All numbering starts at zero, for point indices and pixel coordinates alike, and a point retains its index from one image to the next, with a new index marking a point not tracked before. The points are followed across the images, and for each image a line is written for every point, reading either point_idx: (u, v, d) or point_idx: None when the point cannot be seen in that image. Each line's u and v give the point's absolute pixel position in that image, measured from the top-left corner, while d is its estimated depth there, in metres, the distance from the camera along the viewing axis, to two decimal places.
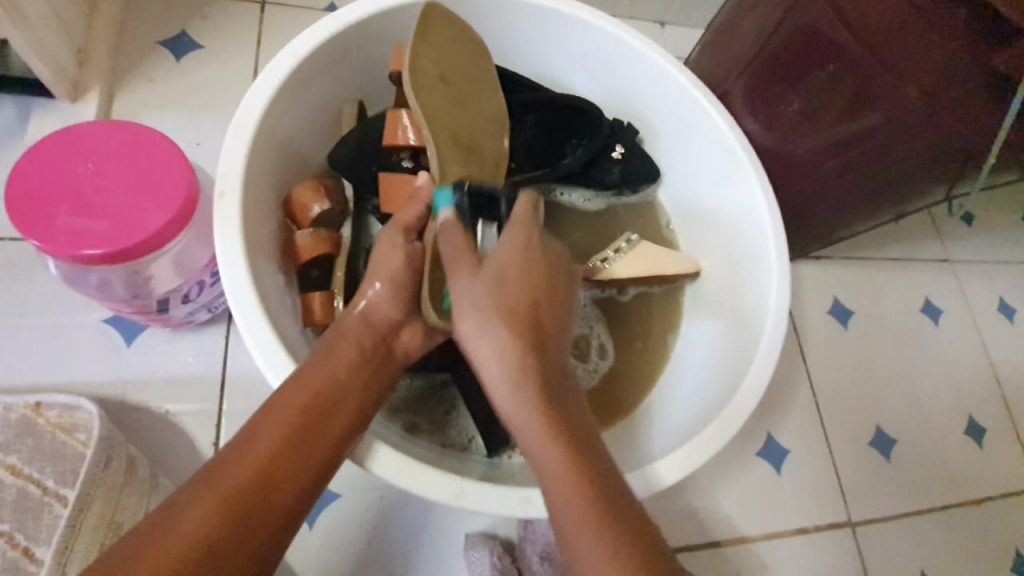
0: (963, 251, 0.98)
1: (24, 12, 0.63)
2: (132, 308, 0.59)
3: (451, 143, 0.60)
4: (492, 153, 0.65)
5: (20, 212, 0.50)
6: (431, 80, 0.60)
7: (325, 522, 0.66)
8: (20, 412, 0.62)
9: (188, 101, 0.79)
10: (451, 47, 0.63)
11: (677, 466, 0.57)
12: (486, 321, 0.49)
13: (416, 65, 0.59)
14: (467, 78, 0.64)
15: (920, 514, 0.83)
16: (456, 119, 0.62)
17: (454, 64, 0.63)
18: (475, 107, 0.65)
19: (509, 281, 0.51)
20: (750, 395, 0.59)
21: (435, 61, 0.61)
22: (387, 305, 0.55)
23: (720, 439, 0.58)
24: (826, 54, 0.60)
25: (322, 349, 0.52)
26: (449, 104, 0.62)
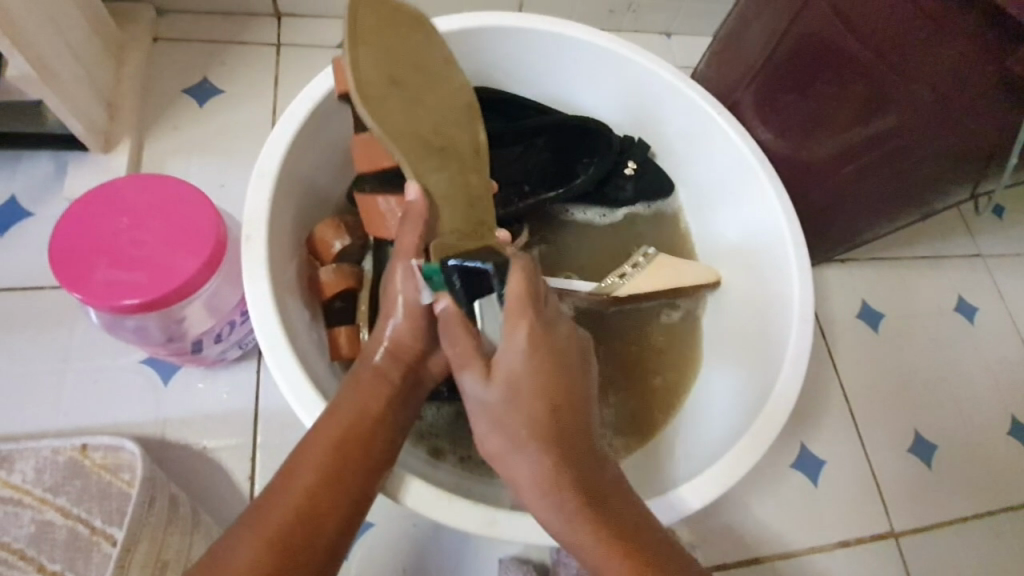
0: (995, 244, 0.95)
1: (56, 73, 0.67)
2: (168, 350, 0.62)
3: (422, 152, 0.55)
4: (467, 146, 0.60)
5: (62, 268, 0.53)
6: (381, 86, 0.54)
7: (360, 552, 0.67)
8: (68, 455, 0.64)
9: (212, 145, 0.82)
10: (390, 41, 0.56)
11: (693, 492, 0.55)
12: (541, 465, 0.47)
13: (359, 74, 0.53)
14: (418, 66, 0.58)
15: (967, 521, 0.80)
16: (419, 120, 0.56)
17: (395, 57, 0.56)
18: (436, 98, 0.59)
19: (529, 384, 0.46)
20: (756, 443, 0.57)
21: (376, 62, 0.55)
22: (409, 338, 0.53)
23: (765, 441, 0.57)
24: (834, 61, 0.60)
25: (350, 380, 0.52)
26: (407, 105, 0.55)
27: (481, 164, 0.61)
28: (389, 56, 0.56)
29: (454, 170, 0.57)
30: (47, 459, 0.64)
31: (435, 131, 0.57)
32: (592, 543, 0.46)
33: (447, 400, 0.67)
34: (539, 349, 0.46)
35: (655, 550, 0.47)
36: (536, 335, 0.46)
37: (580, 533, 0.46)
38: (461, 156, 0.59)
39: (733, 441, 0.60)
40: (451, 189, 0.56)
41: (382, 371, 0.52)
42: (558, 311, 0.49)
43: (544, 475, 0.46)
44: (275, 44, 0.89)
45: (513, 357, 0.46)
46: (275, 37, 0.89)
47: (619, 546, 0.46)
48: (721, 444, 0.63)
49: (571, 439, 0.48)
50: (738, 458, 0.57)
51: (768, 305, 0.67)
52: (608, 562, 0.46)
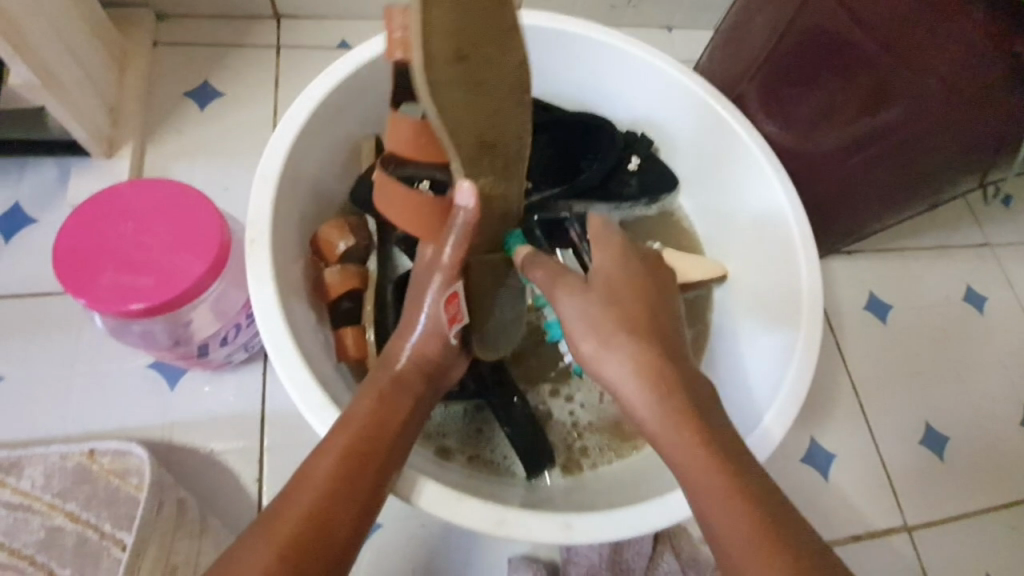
0: (1004, 234, 0.94)
1: (59, 79, 0.67)
2: (175, 354, 0.62)
3: (471, 159, 0.50)
4: (520, 137, 0.54)
5: (68, 274, 0.52)
6: (443, 68, 0.44)
7: (370, 552, 0.67)
8: (76, 460, 0.64)
9: (215, 147, 0.82)
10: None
11: (773, 423, 0.57)
12: (636, 355, 0.48)
13: (425, 57, 0.43)
14: (492, 28, 0.46)
15: (980, 513, 0.79)
16: (478, 113, 0.48)
17: (472, 24, 0.44)
18: (499, 77, 0.48)
19: (624, 291, 0.51)
20: (802, 372, 0.59)
21: (447, 27, 0.43)
22: (432, 346, 0.55)
23: (803, 385, 0.59)
24: (838, 52, 0.59)
25: (367, 389, 0.53)
26: (471, 93, 0.46)
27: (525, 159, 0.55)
28: (463, 21, 0.44)
29: (496, 175, 0.54)
30: (56, 464, 0.64)
31: (492, 126, 0.50)
32: (667, 414, 0.45)
33: (457, 400, 0.67)
34: (629, 264, 0.53)
35: (733, 445, 0.44)
36: (619, 257, 0.53)
37: (658, 424, 0.45)
38: (508, 151, 0.53)
39: (764, 404, 0.61)
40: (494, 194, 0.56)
41: (402, 380, 0.53)
42: (634, 247, 0.55)
43: (634, 361, 0.47)
44: (277, 46, 0.88)
45: (612, 266, 0.53)
46: (276, 39, 0.89)
47: (699, 429, 0.44)
48: (770, 374, 0.63)
49: (669, 343, 0.49)
50: (795, 380, 0.59)
51: (776, 300, 0.66)
52: (675, 432, 0.44)
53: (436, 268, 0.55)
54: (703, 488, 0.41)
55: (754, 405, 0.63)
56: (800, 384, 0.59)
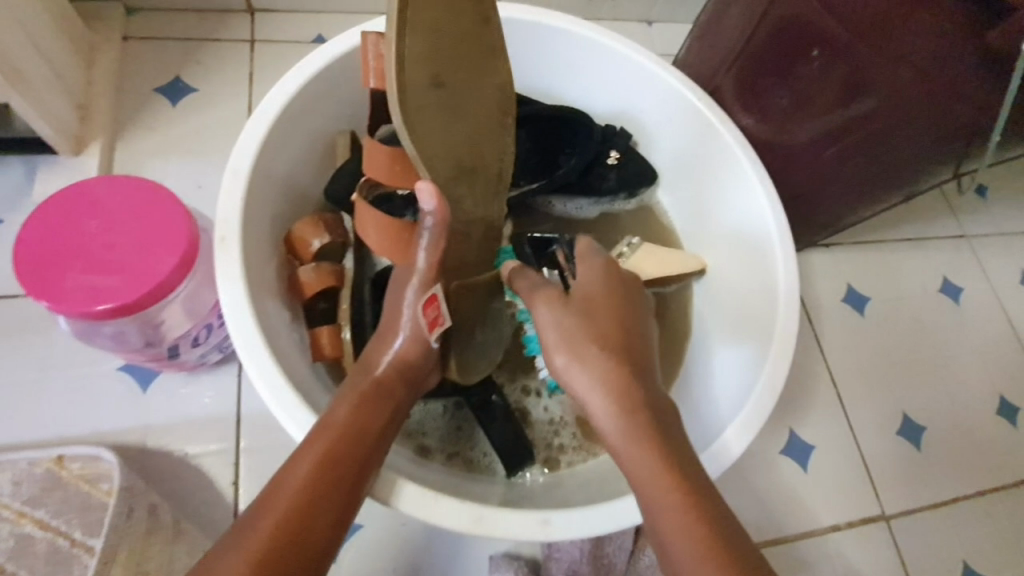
0: (979, 225, 0.95)
1: (23, 75, 0.65)
2: (145, 356, 0.60)
3: (449, 173, 0.54)
4: (495, 159, 0.58)
5: (30, 275, 0.51)
6: (422, 94, 0.51)
7: (350, 552, 0.66)
8: (46, 467, 0.63)
9: (188, 144, 0.80)
10: (439, 27, 0.51)
11: (735, 437, 0.57)
12: (608, 371, 0.48)
13: (401, 81, 0.50)
14: (462, 58, 0.53)
15: (956, 501, 0.80)
16: (453, 137, 0.54)
17: (442, 53, 0.51)
18: (474, 101, 0.55)
19: (600, 308, 0.52)
20: (765, 396, 0.58)
21: (422, 61, 0.50)
22: (413, 354, 0.54)
23: (776, 387, 0.59)
24: (814, 42, 0.59)
25: (345, 394, 0.52)
26: (445, 118, 0.53)
27: (503, 164, 0.59)
28: (434, 50, 0.51)
29: (475, 191, 0.57)
30: (24, 471, 0.63)
31: (466, 146, 0.55)
32: (630, 433, 0.45)
33: (437, 398, 0.67)
34: (608, 284, 0.54)
35: (692, 464, 0.43)
36: (601, 275, 0.55)
37: (620, 439, 0.45)
38: (489, 169, 0.57)
39: (736, 407, 0.61)
40: (473, 211, 0.58)
41: (383, 384, 0.53)
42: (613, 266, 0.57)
43: (597, 374, 0.48)
44: (251, 41, 0.87)
45: (593, 283, 0.54)
46: (249, 33, 0.87)
47: (661, 451, 0.43)
48: (736, 397, 0.62)
49: (641, 366, 0.50)
50: (760, 397, 0.58)
51: (753, 294, 0.67)
52: (638, 456, 0.43)
53: (414, 273, 0.54)
54: (661, 517, 0.40)
55: (721, 419, 0.62)
56: (768, 396, 0.58)
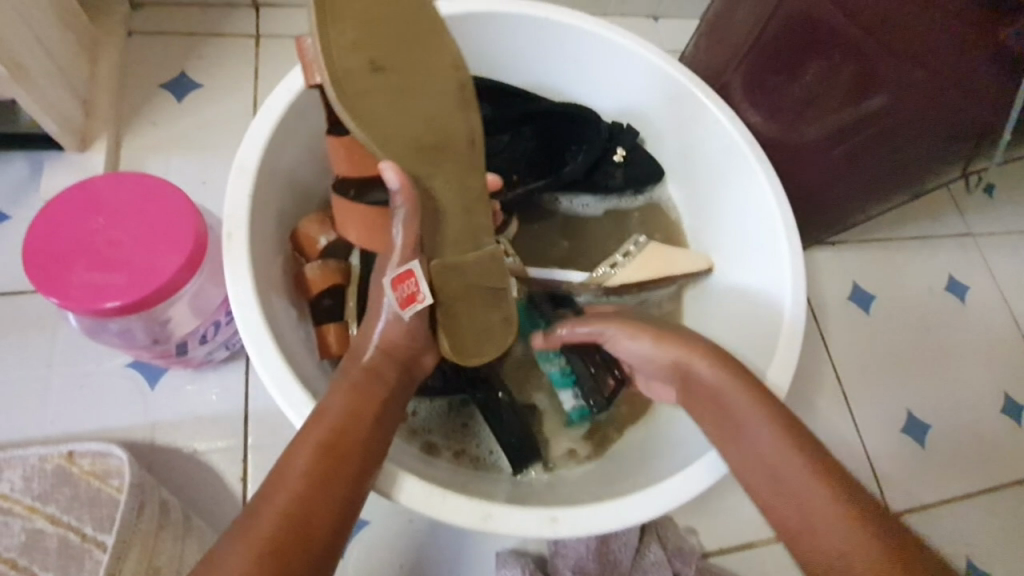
0: (985, 223, 0.95)
1: (28, 71, 0.65)
2: (153, 353, 0.61)
3: (411, 155, 0.54)
4: (462, 137, 0.57)
5: (38, 273, 0.51)
6: (363, 81, 0.51)
7: (357, 548, 0.66)
8: (56, 462, 0.63)
9: (193, 140, 0.80)
10: (366, 16, 0.52)
11: None
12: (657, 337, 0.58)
13: (340, 71, 0.50)
14: (400, 41, 0.54)
15: (961, 498, 0.81)
16: (406, 117, 0.54)
17: (376, 39, 0.52)
18: (424, 80, 0.55)
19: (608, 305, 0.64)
20: (776, 385, 0.59)
21: (355, 50, 0.51)
22: (399, 334, 0.54)
23: (784, 379, 0.59)
24: (826, 40, 0.58)
25: (340, 381, 0.51)
26: (395, 98, 0.53)
27: (472, 139, 0.58)
28: (365, 35, 0.52)
29: (444, 170, 0.56)
30: (34, 467, 0.63)
31: (427, 129, 0.55)
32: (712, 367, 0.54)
33: (440, 394, 0.67)
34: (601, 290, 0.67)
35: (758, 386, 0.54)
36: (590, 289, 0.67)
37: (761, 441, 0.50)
38: (457, 146, 0.57)
39: None
40: (445, 196, 0.57)
41: (375, 370, 0.52)
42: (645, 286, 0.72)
43: (722, 382, 0.53)
44: (255, 36, 0.86)
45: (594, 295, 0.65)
46: (254, 29, 0.87)
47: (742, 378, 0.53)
48: None
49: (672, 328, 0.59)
50: (769, 387, 0.59)
51: (759, 287, 0.67)
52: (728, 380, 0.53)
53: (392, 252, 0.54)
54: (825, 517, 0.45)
55: None
56: (776, 390, 0.58)
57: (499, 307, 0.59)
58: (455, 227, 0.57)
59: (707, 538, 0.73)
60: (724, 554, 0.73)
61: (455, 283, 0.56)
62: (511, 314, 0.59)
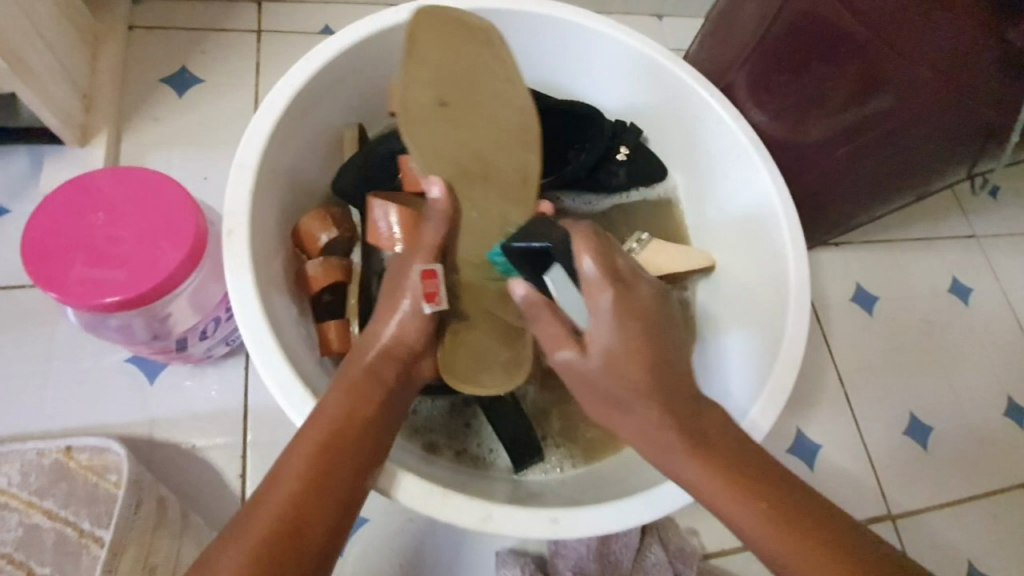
0: (990, 225, 0.95)
1: (29, 64, 0.65)
2: (153, 349, 0.60)
3: (456, 175, 0.59)
4: (512, 172, 0.61)
5: (38, 268, 0.51)
6: (426, 109, 0.59)
7: (356, 546, 0.66)
8: (53, 457, 0.63)
9: (194, 135, 0.80)
10: (442, 59, 0.60)
11: (760, 416, 0.58)
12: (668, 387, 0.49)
13: (405, 99, 0.58)
14: (473, 85, 0.61)
15: (963, 501, 0.80)
16: (460, 146, 0.59)
17: (448, 78, 0.60)
18: (485, 118, 0.61)
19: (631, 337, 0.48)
20: (783, 380, 0.59)
21: (426, 84, 0.59)
22: (414, 335, 0.53)
23: (789, 379, 0.59)
24: (832, 39, 0.58)
25: (340, 381, 0.51)
26: (453, 130, 0.59)
27: (524, 176, 0.62)
28: (440, 77, 0.60)
29: (490, 199, 0.60)
30: (32, 462, 0.63)
31: (477, 157, 0.60)
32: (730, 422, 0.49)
33: (441, 394, 0.66)
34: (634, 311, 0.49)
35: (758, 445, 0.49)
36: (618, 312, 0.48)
37: (729, 505, 0.44)
38: (505, 178, 0.61)
39: (752, 389, 0.62)
40: (483, 221, 0.60)
41: (375, 369, 0.52)
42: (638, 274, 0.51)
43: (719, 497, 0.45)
44: (257, 31, 0.86)
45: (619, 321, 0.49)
46: (257, 24, 0.86)
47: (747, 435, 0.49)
48: (752, 382, 0.63)
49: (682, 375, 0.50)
50: (777, 382, 0.59)
51: (763, 287, 0.66)
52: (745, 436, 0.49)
53: (418, 249, 0.56)
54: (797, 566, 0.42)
55: (738, 401, 0.63)
56: (780, 388, 0.58)
57: (511, 346, 0.59)
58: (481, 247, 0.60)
59: (707, 539, 0.72)
60: (725, 555, 0.72)
61: (471, 297, 0.59)
62: (521, 359, 0.60)
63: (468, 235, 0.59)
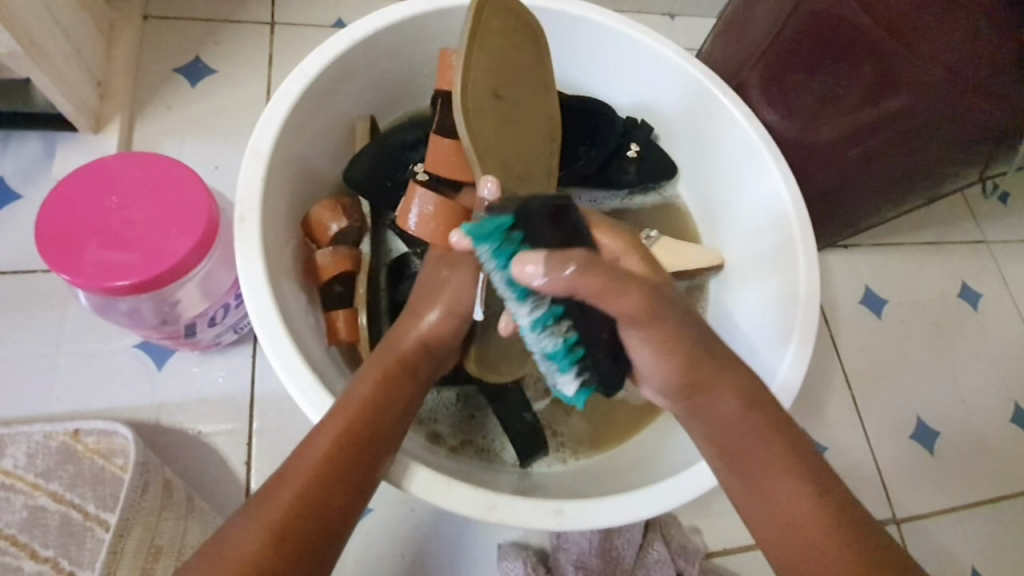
0: (1000, 230, 0.94)
1: (46, 51, 0.65)
2: (162, 334, 0.61)
3: (505, 174, 0.55)
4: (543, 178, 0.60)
5: (51, 249, 0.51)
6: (483, 97, 0.55)
7: (359, 536, 0.66)
8: (60, 439, 0.63)
9: (206, 125, 0.80)
10: (502, 49, 0.57)
11: (789, 373, 0.59)
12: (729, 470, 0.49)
13: (467, 83, 0.54)
14: (519, 86, 0.59)
15: (968, 507, 0.80)
16: (506, 144, 0.56)
17: (502, 73, 0.57)
18: (527, 122, 0.59)
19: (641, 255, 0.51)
20: (808, 327, 0.60)
21: (485, 71, 0.55)
22: (445, 332, 0.54)
23: (810, 330, 0.60)
24: (847, 39, 0.58)
25: (369, 369, 0.50)
26: (500, 123, 0.56)
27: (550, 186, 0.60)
28: (495, 71, 0.57)
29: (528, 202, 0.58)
30: (39, 444, 0.63)
31: (519, 156, 0.57)
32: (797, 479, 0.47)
33: (448, 386, 0.66)
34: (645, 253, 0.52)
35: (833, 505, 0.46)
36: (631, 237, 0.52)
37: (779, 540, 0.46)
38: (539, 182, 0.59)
39: (776, 340, 0.63)
40: None
41: (401, 358, 0.51)
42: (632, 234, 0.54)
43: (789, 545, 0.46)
44: (270, 23, 0.86)
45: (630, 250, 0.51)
46: (270, 15, 0.87)
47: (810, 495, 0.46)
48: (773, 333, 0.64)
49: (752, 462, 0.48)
50: (802, 331, 0.60)
51: (773, 287, 0.66)
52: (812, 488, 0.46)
53: (466, 252, 0.53)
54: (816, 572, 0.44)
55: (762, 356, 0.64)
56: (805, 336, 0.60)
57: None
58: None
59: (711, 539, 0.72)
60: (728, 555, 0.72)
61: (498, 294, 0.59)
62: None
63: None
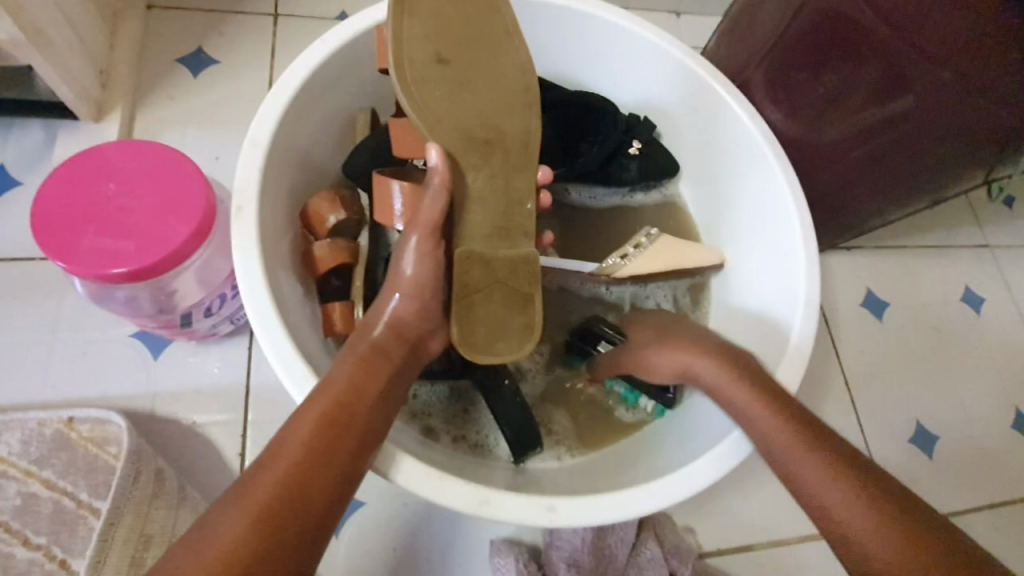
0: (1004, 235, 0.93)
1: (49, 38, 0.65)
2: (158, 323, 0.60)
3: (458, 142, 0.53)
4: (517, 137, 0.55)
5: (47, 236, 0.51)
6: (424, 67, 0.52)
7: (350, 529, 0.66)
8: (54, 427, 0.63)
9: (207, 115, 0.80)
10: (441, 8, 0.53)
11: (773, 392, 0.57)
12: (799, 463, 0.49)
13: (403, 56, 0.52)
14: (476, 41, 0.54)
15: (966, 513, 0.79)
16: (461, 109, 0.53)
17: (448, 33, 0.53)
18: (489, 79, 0.54)
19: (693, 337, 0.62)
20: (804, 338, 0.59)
21: (421, 39, 0.52)
22: (414, 318, 0.54)
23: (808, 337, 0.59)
24: (853, 38, 0.57)
25: (347, 356, 0.51)
26: (452, 90, 0.53)
27: (526, 146, 0.55)
28: (437, 30, 0.53)
29: (496, 166, 0.55)
30: (33, 431, 0.63)
31: (479, 120, 0.54)
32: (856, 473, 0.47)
33: (442, 379, 0.66)
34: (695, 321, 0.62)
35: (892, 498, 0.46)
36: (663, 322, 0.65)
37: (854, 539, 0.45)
38: (512, 142, 0.55)
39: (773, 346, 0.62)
40: (487, 191, 0.55)
41: (379, 345, 0.52)
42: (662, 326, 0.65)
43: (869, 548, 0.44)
44: (274, 15, 0.86)
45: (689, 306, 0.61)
46: (273, 7, 0.86)
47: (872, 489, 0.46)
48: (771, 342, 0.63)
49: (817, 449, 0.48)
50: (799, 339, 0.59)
51: (772, 287, 0.65)
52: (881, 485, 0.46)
53: (417, 224, 0.53)
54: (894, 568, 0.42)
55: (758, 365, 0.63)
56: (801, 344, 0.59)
57: (525, 311, 0.54)
58: (490, 218, 0.55)
59: (705, 539, 0.71)
60: (722, 556, 0.72)
61: (483, 272, 0.53)
62: (535, 321, 0.55)
63: (479, 208, 0.55)
